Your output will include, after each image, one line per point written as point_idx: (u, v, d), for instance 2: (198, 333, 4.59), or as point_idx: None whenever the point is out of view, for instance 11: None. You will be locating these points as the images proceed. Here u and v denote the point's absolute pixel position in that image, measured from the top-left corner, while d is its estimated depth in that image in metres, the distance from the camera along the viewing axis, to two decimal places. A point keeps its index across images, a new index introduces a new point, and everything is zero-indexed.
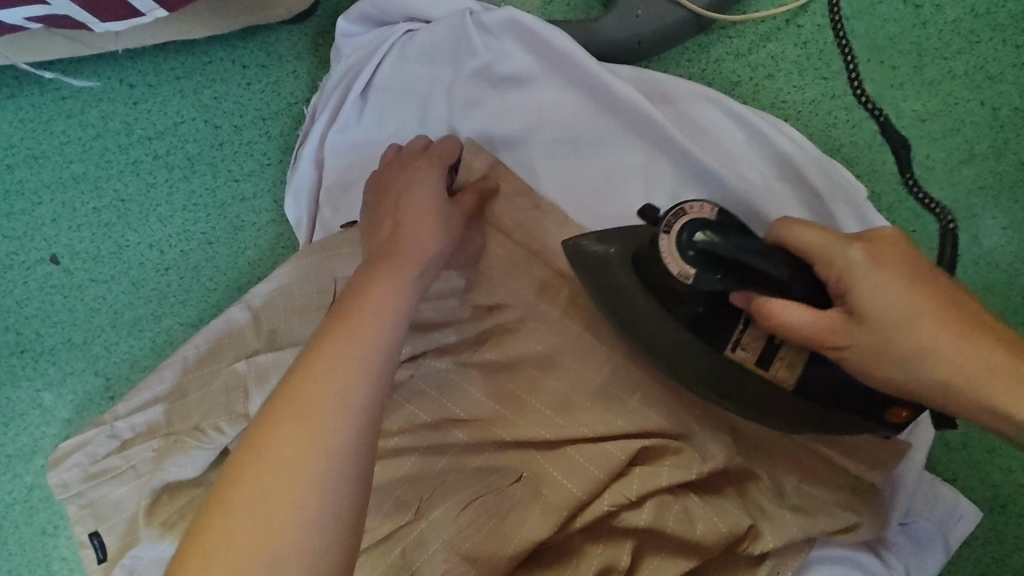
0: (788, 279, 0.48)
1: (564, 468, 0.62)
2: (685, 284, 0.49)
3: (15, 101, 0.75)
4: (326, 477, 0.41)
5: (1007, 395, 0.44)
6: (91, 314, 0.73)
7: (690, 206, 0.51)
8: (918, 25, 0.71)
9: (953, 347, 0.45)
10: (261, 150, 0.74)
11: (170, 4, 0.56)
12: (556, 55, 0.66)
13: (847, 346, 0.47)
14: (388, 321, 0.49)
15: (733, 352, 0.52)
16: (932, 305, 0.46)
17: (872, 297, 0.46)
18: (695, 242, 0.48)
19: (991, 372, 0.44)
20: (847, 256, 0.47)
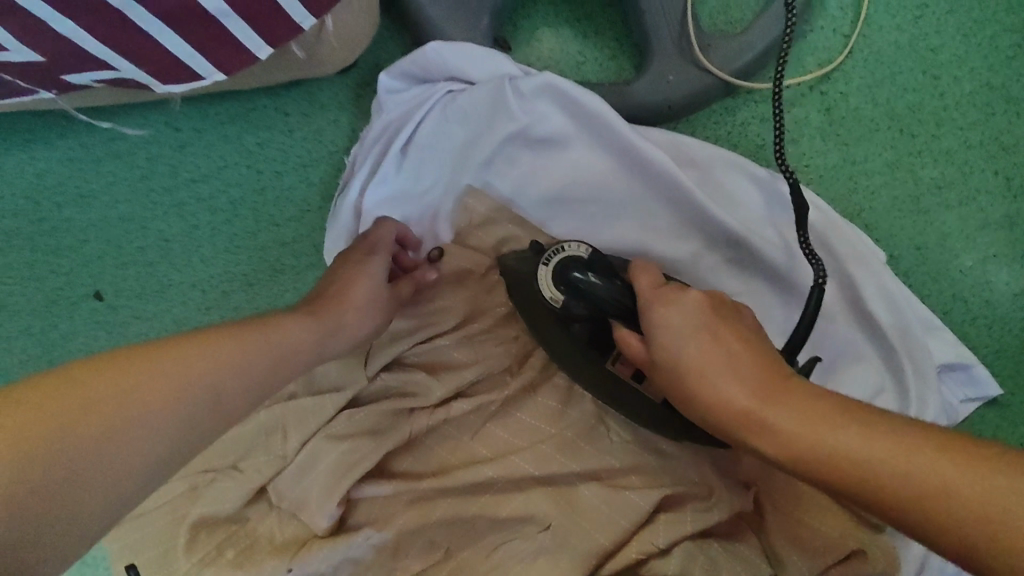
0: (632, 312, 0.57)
1: (593, 517, 0.64)
2: (553, 306, 0.61)
3: (65, 141, 0.77)
4: (101, 451, 0.44)
5: (782, 437, 0.46)
6: (135, 350, 0.77)
7: (569, 245, 0.62)
8: (936, 95, 0.74)
9: (730, 393, 0.48)
10: (302, 197, 0.76)
11: (230, 69, 0.57)
12: (592, 121, 0.68)
13: (658, 377, 0.54)
14: (279, 350, 0.53)
15: (614, 363, 0.63)
16: (709, 352, 0.50)
17: (666, 347, 0.52)
18: (564, 276, 0.59)
19: (762, 415, 0.47)
20: (653, 307, 0.53)
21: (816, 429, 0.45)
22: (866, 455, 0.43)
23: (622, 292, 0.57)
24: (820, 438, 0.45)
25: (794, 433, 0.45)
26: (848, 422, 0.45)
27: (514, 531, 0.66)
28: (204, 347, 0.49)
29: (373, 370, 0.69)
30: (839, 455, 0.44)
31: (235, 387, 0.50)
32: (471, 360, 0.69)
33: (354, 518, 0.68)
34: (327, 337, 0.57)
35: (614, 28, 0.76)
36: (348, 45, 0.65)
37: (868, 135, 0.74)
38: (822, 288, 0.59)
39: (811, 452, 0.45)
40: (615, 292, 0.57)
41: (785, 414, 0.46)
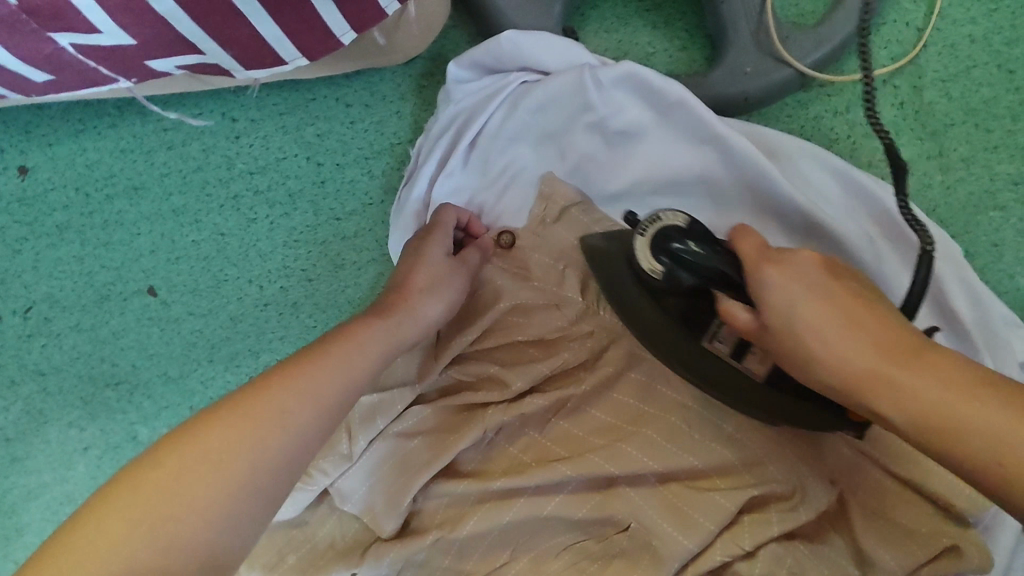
0: (737, 280, 0.52)
1: (677, 520, 0.61)
2: (653, 280, 0.56)
3: (116, 131, 0.75)
4: (226, 484, 0.47)
5: (904, 398, 0.44)
6: (188, 347, 0.74)
7: (665, 214, 0.56)
8: (1012, 89, 0.72)
9: (858, 354, 0.46)
10: (363, 190, 0.74)
11: (315, 54, 0.58)
12: (672, 112, 0.67)
13: (769, 345, 0.50)
14: (361, 361, 0.54)
15: (710, 341, 0.60)
16: (830, 312, 0.47)
17: (774, 305, 0.49)
18: (664, 245, 0.54)
19: (884, 375, 0.45)
20: (762, 270, 0.50)
21: (942, 394, 0.43)
22: (989, 426, 0.41)
23: (725, 258, 0.52)
24: (948, 406, 0.43)
25: (913, 399, 0.44)
26: (978, 391, 0.43)
27: (590, 531, 0.63)
28: (228, 429, 0.49)
29: (444, 365, 0.67)
30: (958, 423, 0.42)
31: (275, 460, 0.49)
32: (546, 356, 0.68)
33: (419, 519, 0.64)
34: (366, 373, 0.54)
35: (685, 18, 0.74)
36: (426, 31, 0.65)
37: (944, 130, 0.73)
38: (930, 258, 0.56)
39: (930, 417, 0.43)
40: (715, 259, 0.52)
41: (909, 375, 0.44)
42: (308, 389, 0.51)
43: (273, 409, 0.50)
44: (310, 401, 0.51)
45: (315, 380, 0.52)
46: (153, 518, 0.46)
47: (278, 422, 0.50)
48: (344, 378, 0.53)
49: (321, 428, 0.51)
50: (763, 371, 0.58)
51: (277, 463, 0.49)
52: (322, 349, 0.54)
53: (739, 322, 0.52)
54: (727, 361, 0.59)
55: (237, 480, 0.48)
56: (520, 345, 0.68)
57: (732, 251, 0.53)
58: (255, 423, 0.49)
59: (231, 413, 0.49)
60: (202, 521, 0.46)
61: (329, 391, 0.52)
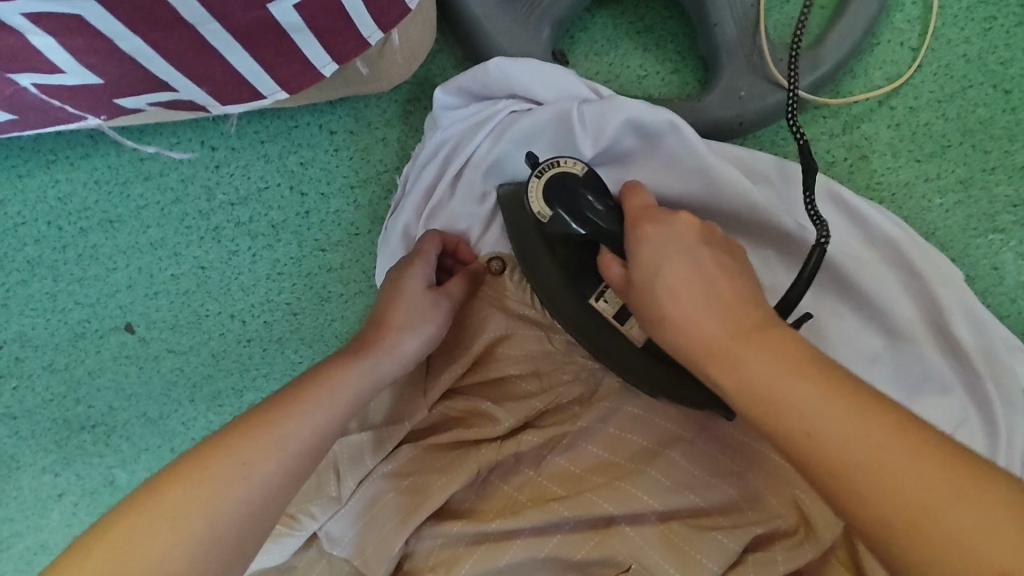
0: (614, 232, 0.57)
1: (678, 561, 0.58)
2: (541, 221, 0.59)
3: (90, 161, 0.72)
4: (189, 542, 0.45)
5: (733, 368, 0.44)
6: (168, 386, 0.72)
7: (565, 162, 0.60)
8: (1008, 110, 0.71)
9: (700, 318, 0.46)
10: (349, 220, 0.72)
11: (293, 86, 0.56)
12: (663, 140, 0.65)
13: (631, 298, 0.51)
14: (334, 405, 0.51)
15: (597, 301, 0.60)
16: (689, 278, 0.48)
17: (646, 261, 0.50)
18: (557, 193, 0.58)
19: (723, 347, 0.45)
20: (642, 227, 0.52)
21: (778, 373, 0.43)
22: (807, 409, 0.41)
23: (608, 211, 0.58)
24: (786, 388, 0.42)
25: (746, 370, 0.44)
26: (811, 377, 0.42)
27: (590, 572, 0.61)
28: (186, 491, 0.46)
29: (433, 401, 0.65)
30: (781, 400, 0.42)
31: (243, 521, 0.46)
32: (539, 390, 0.66)
33: (412, 562, 0.62)
34: (340, 415, 0.52)
35: (676, 40, 0.73)
36: (411, 58, 0.64)
37: (941, 151, 0.72)
38: (822, 248, 0.57)
39: (760, 390, 0.43)
40: (604, 215, 0.57)
41: (748, 350, 0.44)
42: (275, 443, 0.48)
43: (236, 465, 0.47)
44: (278, 452, 0.48)
45: (282, 433, 0.49)
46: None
47: (243, 480, 0.47)
48: (312, 428, 0.50)
49: (290, 483, 0.48)
50: (641, 339, 0.58)
51: (245, 524, 0.46)
52: (288, 397, 0.50)
53: (613, 276, 0.53)
54: (611, 323, 0.59)
55: (203, 542, 0.45)
56: (512, 379, 0.66)
57: (616, 208, 0.58)
58: (218, 483, 0.46)
59: (190, 473, 0.46)
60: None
61: (299, 442, 0.49)
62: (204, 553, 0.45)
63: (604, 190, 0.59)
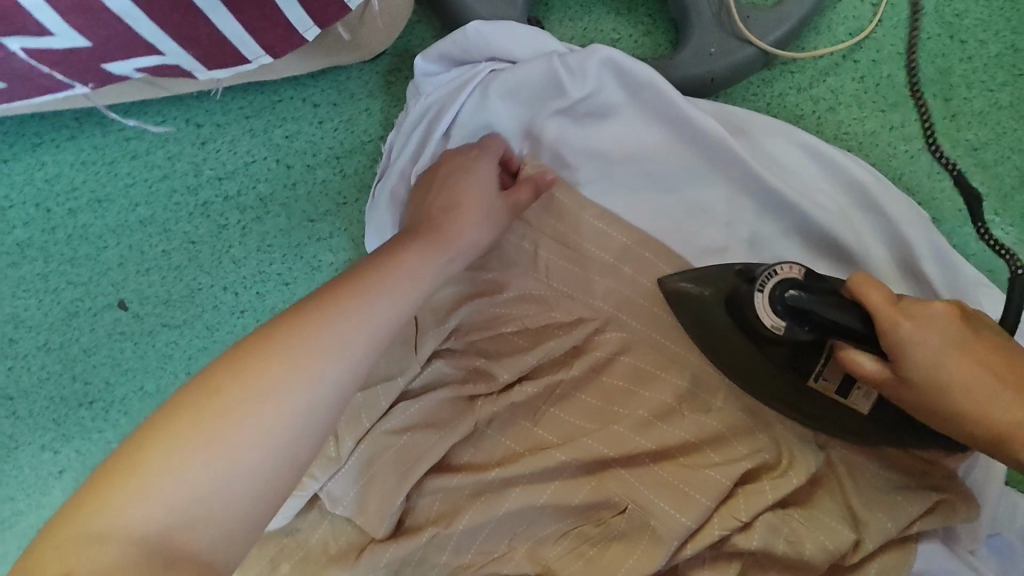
0: (857, 332, 0.52)
1: (672, 499, 0.61)
2: (774, 335, 0.58)
3: (76, 143, 0.72)
4: (238, 448, 0.43)
5: (976, 416, 0.51)
6: (164, 360, 0.73)
7: (781, 267, 0.58)
8: (965, 59, 0.75)
9: (973, 375, 0.51)
10: (336, 189, 0.73)
11: (277, 51, 0.58)
12: (640, 91, 0.67)
13: (898, 394, 0.54)
14: (382, 314, 0.50)
15: (815, 380, 0.60)
16: (945, 345, 0.51)
17: (954, 396, 0.51)
18: (780, 298, 0.56)
19: (963, 400, 0.52)
20: (894, 322, 0.51)
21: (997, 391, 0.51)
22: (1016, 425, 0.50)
23: (844, 309, 0.52)
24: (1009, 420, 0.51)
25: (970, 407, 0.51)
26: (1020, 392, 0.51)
27: (586, 516, 0.63)
28: (231, 392, 0.44)
29: (425, 358, 0.65)
30: None
31: (295, 424, 0.45)
32: (531, 344, 0.67)
33: (413, 517, 0.63)
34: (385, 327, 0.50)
35: (646, 3, 0.75)
36: (391, 26, 0.66)
37: (904, 101, 0.75)
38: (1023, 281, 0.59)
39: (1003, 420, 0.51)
40: (829, 310, 0.52)
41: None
42: (318, 345, 0.46)
43: (283, 365, 0.45)
44: (325, 357, 0.46)
45: (328, 335, 0.47)
46: (152, 490, 0.41)
47: (297, 378, 0.45)
48: (359, 334, 0.48)
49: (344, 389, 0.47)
50: (868, 408, 0.60)
51: (300, 428, 0.45)
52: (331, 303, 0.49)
53: (867, 371, 0.54)
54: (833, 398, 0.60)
55: (250, 450, 0.43)
56: (504, 334, 0.67)
57: (855, 302, 0.52)
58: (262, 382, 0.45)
59: (234, 376, 0.45)
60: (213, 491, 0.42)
61: (349, 345, 0.48)
62: (252, 453, 0.43)
63: (825, 285, 0.55)
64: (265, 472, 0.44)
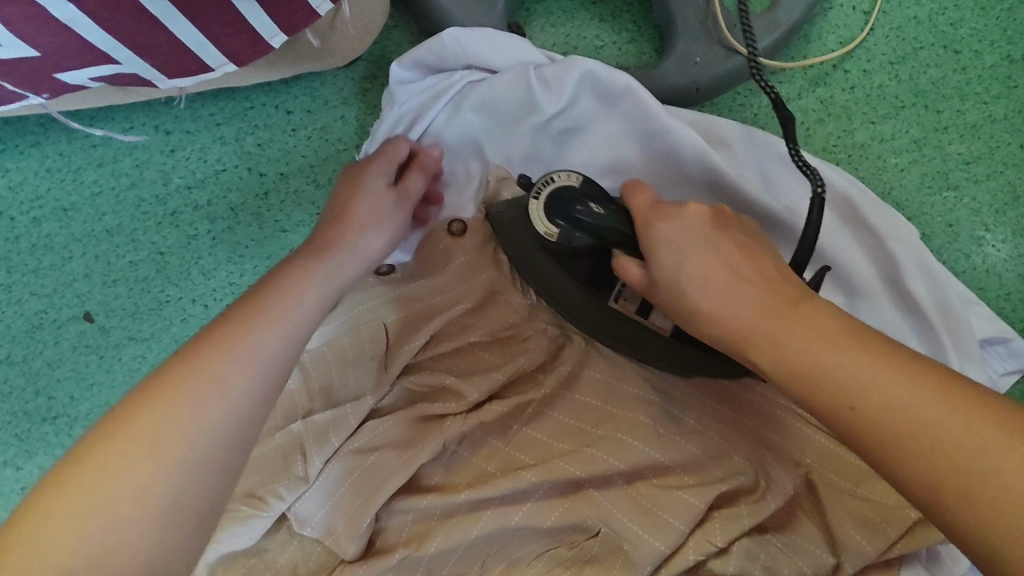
0: (630, 237, 0.53)
1: (648, 524, 0.59)
2: (551, 242, 0.57)
3: (41, 149, 0.70)
4: (215, 410, 0.45)
5: (770, 350, 0.44)
6: (131, 374, 0.71)
7: (560, 176, 0.57)
8: (958, 70, 0.72)
9: (734, 297, 0.46)
10: (310, 199, 0.70)
11: (242, 59, 0.56)
12: (621, 102, 0.65)
13: (657, 299, 0.50)
14: (332, 279, 0.54)
15: (615, 302, 0.60)
16: (705, 263, 0.47)
17: (692, 292, 0.47)
18: (558, 209, 0.55)
19: (748, 328, 0.45)
20: (653, 225, 0.50)
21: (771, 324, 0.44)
22: (805, 354, 0.42)
23: (617, 218, 0.54)
24: (796, 350, 0.43)
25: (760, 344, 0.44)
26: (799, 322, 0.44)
27: (559, 539, 0.61)
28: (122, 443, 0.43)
29: (395, 377, 0.64)
30: (828, 373, 0.42)
31: (198, 462, 0.43)
32: (503, 361, 0.65)
33: (384, 537, 0.61)
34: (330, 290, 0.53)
35: (631, 9, 0.73)
36: (364, 32, 0.63)
37: (894, 113, 0.73)
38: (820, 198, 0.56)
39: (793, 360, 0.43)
40: (609, 219, 0.54)
41: (802, 335, 0.43)
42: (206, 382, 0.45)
43: (221, 356, 0.46)
44: (284, 319, 0.49)
45: (245, 344, 0.47)
46: (131, 461, 0.42)
47: (234, 370, 0.46)
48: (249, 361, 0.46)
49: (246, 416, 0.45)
50: (668, 328, 0.59)
51: (203, 468, 0.43)
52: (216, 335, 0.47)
53: (634, 279, 0.52)
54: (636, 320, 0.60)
55: (224, 410, 0.45)
56: (476, 350, 0.65)
57: (625, 209, 0.54)
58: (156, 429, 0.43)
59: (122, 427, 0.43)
60: (140, 510, 0.42)
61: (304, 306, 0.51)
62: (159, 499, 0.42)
63: (604, 194, 0.56)
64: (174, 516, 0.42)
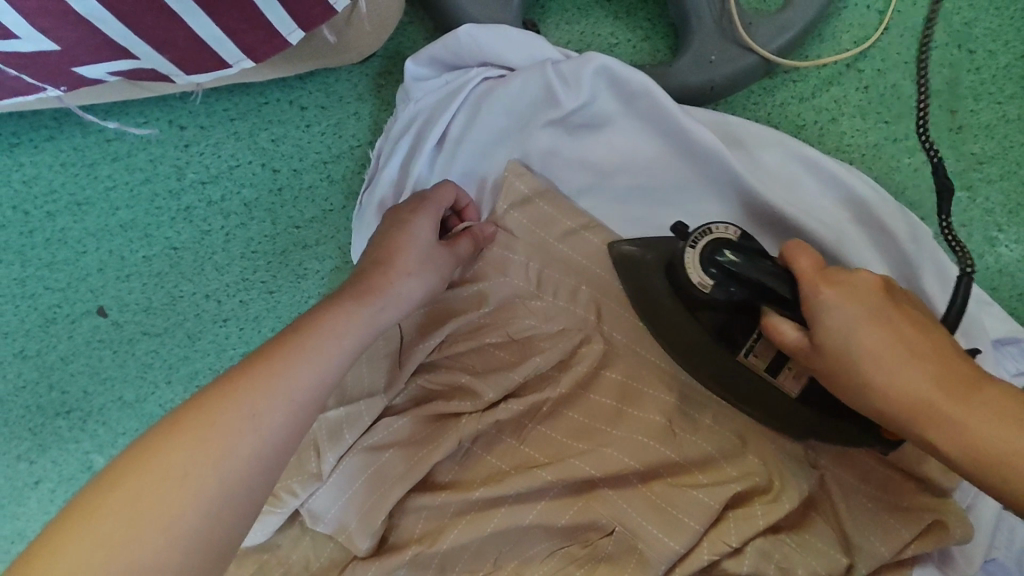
0: (792, 299, 0.51)
1: (662, 523, 0.59)
2: (700, 291, 0.55)
3: (54, 143, 0.70)
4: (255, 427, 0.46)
5: (957, 431, 0.45)
6: (144, 369, 0.71)
7: (716, 227, 0.56)
8: (972, 70, 0.72)
9: (915, 377, 0.47)
10: (323, 195, 0.71)
11: (258, 55, 0.56)
12: (635, 100, 0.65)
13: (817, 365, 0.51)
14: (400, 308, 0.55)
15: (746, 355, 0.60)
16: (886, 340, 0.48)
17: (868, 368, 0.48)
18: (712, 258, 0.53)
19: (938, 407, 0.46)
20: (821, 290, 0.49)
21: (956, 408, 0.46)
22: (989, 437, 0.45)
23: (776, 275, 0.51)
24: (977, 429, 0.45)
25: (947, 425, 0.46)
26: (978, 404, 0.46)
27: (573, 537, 0.61)
28: (150, 487, 0.43)
29: (410, 374, 0.63)
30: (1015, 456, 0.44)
31: (228, 501, 0.44)
32: (518, 360, 0.65)
33: (396, 535, 0.61)
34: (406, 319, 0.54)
35: (646, 7, 0.73)
36: (379, 28, 0.63)
37: (908, 113, 0.73)
38: (970, 277, 0.57)
39: (978, 445, 0.45)
40: (768, 276, 0.51)
41: (969, 412, 0.46)
42: (236, 425, 0.45)
43: (267, 372, 0.47)
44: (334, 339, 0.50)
45: (291, 363, 0.48)
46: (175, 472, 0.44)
47: (277, 389, 0.47)
48: (279, 406, 0.47)
49: (275, 456, 0.47)
50: (797, 391, 0.59)
51: (236, 484, 0.45)
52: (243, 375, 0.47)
53: (787, 339, 0.52)
54: (761, 376, 0.60)
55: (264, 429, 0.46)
56: (490, 348, 0.65)
57: (786, 269, 0.52)
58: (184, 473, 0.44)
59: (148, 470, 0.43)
60: (176, 524, 0.43)
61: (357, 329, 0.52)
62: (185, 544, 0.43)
63: (755, 247, 0.54)
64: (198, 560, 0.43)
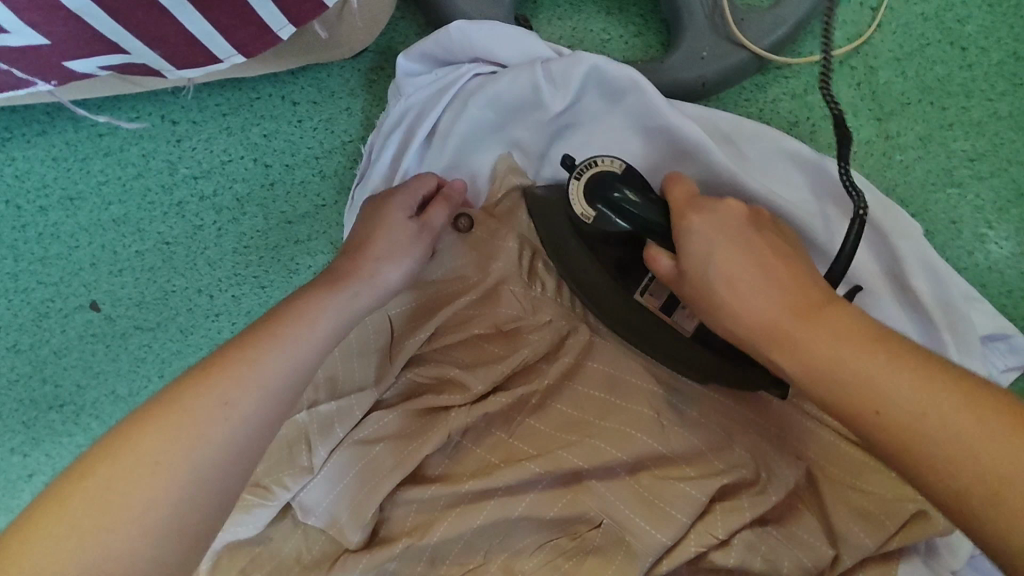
0: (661, 225, 0.56)
1: (649, 515, 0.59)
2: (584, 221, 0.59)
3: (47, 138, 0.70)
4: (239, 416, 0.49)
5: (803, 352, 0.45)
6: (137, 363, 0.72)
7: (603, 161, 0.59)
8: (964, 67, 0.73)
9: (766, 299, 0.46)
10: (315, 191, 0.71)
11: (250, 50, 0.56)
12: (625, 97, 0.65)
13: (680, 290, 0.52)
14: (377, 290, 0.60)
15: (641, 295, 0.62)
16: (740, 263, 0.48)
17: (720, 290, 0.48)
18: (597, 191, 0.57)
19: (784, 329, 0.46)
20: (687, 217, 0.52)
21: (802, 327, 0.45)
22: (829, 355, 0.44)
23: (654, 205, 0.56)
24: (816, 349, 0.44)
25: (799, 345, 0.45)
26: (826, 323, 0.45)
27: (562, 529, 0.62)
28: (121, 474, 0.46)
29: (400, 368, 0.64)
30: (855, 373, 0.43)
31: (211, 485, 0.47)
32: (507, 353, 0.65)
33: (387, 528, 0.62)
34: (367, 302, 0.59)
35: (639, 3, 0.73)
36: (371, 24, 0.63)
37: (900, 109, 0.73)
38: (863, 219, 0.56)
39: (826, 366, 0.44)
40: (649, 210, 0.56)
41: (814, 333, 0.45)
42: (206, 415, 0.48)
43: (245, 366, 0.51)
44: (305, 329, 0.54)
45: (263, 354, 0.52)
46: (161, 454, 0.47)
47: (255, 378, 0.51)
48: (249, 402, 0.50)
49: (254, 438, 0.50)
50: (690, 329, 0.61)
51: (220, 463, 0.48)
52: (216, 370, 0.50)
53: (662, 269, 0.54)
54: (656, 314, 0.62)
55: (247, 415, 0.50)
56: (479, 342, 0.66)
57: (661, 200, 0.57)
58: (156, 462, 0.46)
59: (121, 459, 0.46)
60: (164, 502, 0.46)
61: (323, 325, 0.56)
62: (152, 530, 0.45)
63: (639, 183, 0.58)
64: (167, 547, 0.45)
